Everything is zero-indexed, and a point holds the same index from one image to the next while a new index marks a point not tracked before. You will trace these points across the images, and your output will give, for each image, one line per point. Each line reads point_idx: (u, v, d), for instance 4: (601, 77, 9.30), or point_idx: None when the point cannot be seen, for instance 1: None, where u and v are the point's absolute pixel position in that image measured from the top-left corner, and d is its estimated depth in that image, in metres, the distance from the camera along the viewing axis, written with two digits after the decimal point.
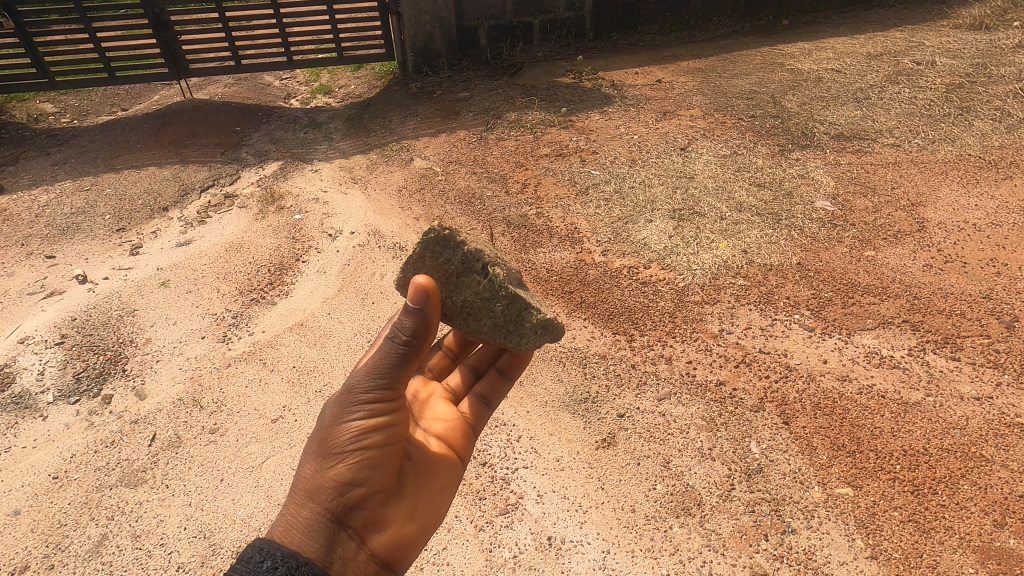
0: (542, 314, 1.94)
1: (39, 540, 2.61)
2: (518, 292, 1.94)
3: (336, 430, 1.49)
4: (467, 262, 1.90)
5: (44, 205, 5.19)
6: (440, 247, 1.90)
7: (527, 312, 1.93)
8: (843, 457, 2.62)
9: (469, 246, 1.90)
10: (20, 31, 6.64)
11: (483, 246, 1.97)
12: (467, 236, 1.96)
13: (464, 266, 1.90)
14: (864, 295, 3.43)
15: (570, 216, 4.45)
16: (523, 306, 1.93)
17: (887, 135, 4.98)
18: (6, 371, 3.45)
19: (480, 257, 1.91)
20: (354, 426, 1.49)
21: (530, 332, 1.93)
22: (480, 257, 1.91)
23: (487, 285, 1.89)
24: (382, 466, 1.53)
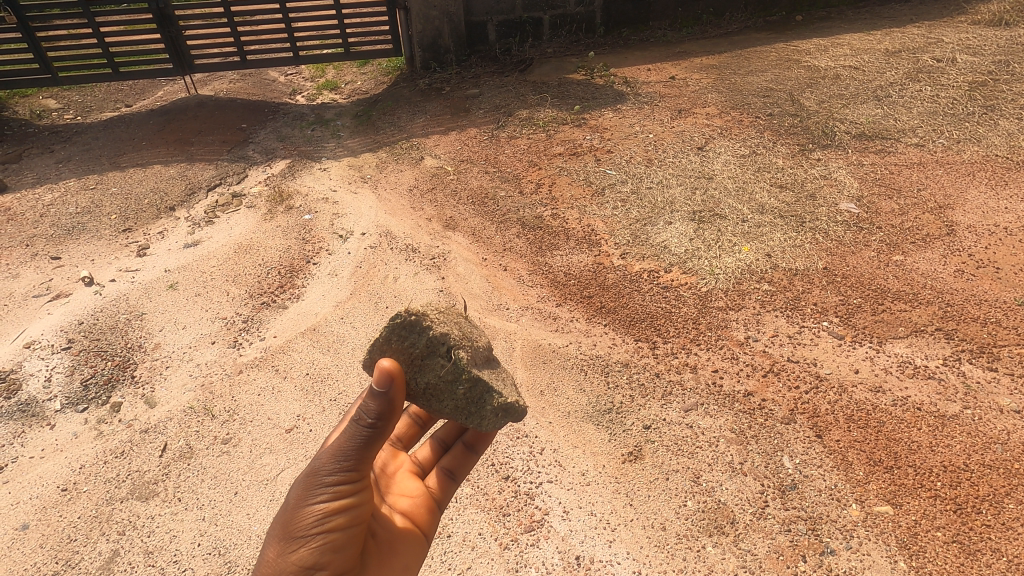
0: (506, 400, 1.84)
1: (48, 556, 2.52)
2: (483, 374, 1.85)
3: (299, 512, 1.44)
4: (432, 345, 1.82)
5: (49, 204, 5.09)
6: (406, 331, 1.84)
7: (489, 396, 1.84)
8: (881, 473, 2.52)
9: (435, 329, 1.83)
10: (22, 26, 6.52)
11: (452, 326, 1.88)
12: (436, 318, 1.89)
13: (429, 350, 1.83)
14: (895, 302, 3.33)
15: (587, 216, 4.32)
16: (487, 389, 1.83)
17: (910, 135, 4.86)
18: (12, 378, 3.37)
19: (445, 340, 1.82)
20: (317, 508, 1.43)
21: (490, 415, 1.84)
22: (446, 339, 1.82)
23: (451, 368, 1.80)
24: (345, 552, 1.45)
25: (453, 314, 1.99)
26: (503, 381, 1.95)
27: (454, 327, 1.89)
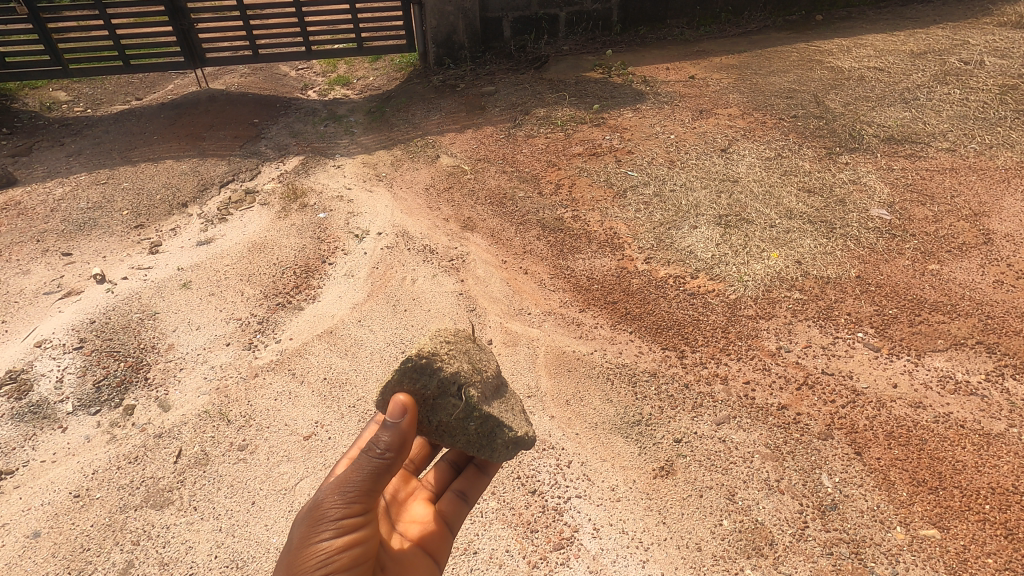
0: (517, 433, 1.81)
1: (61, 565, 2.44)
2: (493, 409, 1.82)
3: (304, 551, 1.38)
4: (444, 386, 1.73)
5: (59, 199, 5.02)
6: (418, 373, 1.73)
7: (500, 430, 1.81)
8: (925, 494, 2.43)
9: (447, 370, 1.74)
10: (34, 18, 6.44)
11: (463, 362, 1.80)
12: (447, 355, 1.79)
13: (441, 390, 1.74)
14: (932, 313, 3.24)
15: (608, 219, 4.21)
16: (498, 423, 1.80)
17: (941, 139, 4.74)
18: (23, 377, 3.29)
19: (456, 380, 1.75)
20: (323, 546, 1.38)
21: (502, 448, 1.82)
22: (457, 378, 1.75)
23: (464, 408, 1.75)
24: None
25: (460, 343, 1.90)
26: (514, 410, 1.92)
27: (465, 362, 1.81)
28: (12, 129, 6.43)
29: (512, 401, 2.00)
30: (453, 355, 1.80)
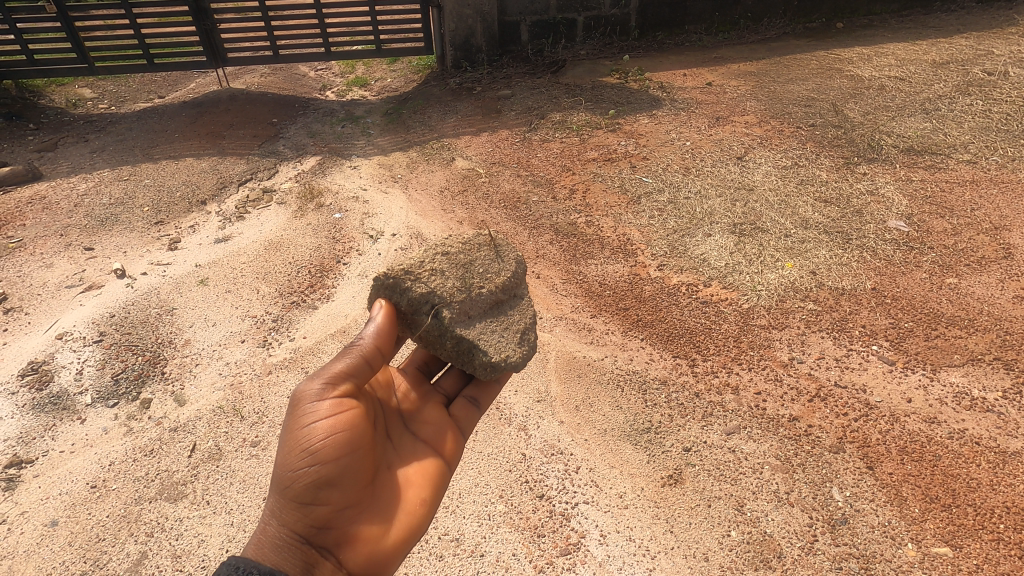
0: (492, 356, 2.08)
1: (77, 554, 2.50)
2: (468, 333, 2.10)
3: (293, 448, 1.59)
4: (414, 304, 2.06)
5: (83, 194, 5.12)
6: (391, 291, 2.07)
7: (475, 351, 2.09)
8: (938, 511, 2.40)
9: (416, 291, 2.06)
10: (62, 15, 6.55)
11: (436, 285, 2.09)
12: (418, 277, 2.11)
13: (413, 308, 2.06)
14: (949, 328, 3.20)
15: (622, 225, 4.21)
16: (473, 346, 2.08)
17: (962, 151, 4.68)
18: (44, 369, 3.37)
19: (427, 300, 2.06)
20: (308, 438, 1.58)
21: (480, 369, 2.10)
22: (428, 300, 2.07)
23: (436, 325, 2.06)
24: (345, 482, 1.63)
25: (443, 266, 2.19)
26: (505, 331, 2.18)
27: (440, 284, 2.11)
28: (38, 124, 6.58)
29: (512, 320, 2.24)
30: (427, 278, 2.12)
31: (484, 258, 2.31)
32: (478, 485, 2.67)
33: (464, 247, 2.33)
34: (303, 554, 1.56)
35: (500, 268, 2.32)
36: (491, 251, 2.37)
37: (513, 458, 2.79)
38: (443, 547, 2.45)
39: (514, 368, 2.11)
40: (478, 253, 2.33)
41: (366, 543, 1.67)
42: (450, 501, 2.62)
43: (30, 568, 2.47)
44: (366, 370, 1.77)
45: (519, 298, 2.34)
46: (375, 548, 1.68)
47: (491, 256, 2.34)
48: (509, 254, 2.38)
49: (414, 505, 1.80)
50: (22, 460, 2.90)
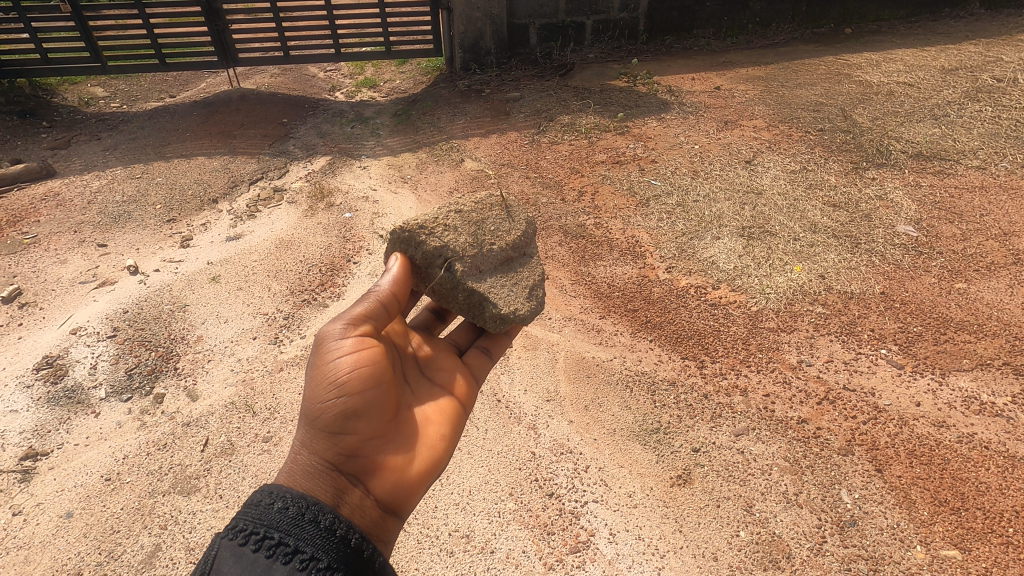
0: (501, 309, 2.17)
1: (92, 546, 2.53)
2: (479, 287, 2.20)
3: (319, 382, 1.60)
4: (427, 258, 2.17)
5: (96, 191, 5.18)
6: (406, 243, 2.19)
7: (485, 304, 2.19)
8: (947, 514, 2.41)
9: (429, 245, 2.16)
10: (76, 15, 6.61)
11: (449, 239, 2.20)
12: (430, 232, 2.21)
13: (426, 261, 2.18)
14: (958, 332, 3.21)
15: (630, 227, 4.23)
16: (484, 299, 2.18)
17: (971, 157, 4.69)
18: (58, 363, 3.41)
19: (440, 255, 2.17)
20: (335, 372, 1.60)
21: (491, 322, 2.19)
22: (440, 253, 2.17)
23: (447, 278, 2.17)
24: (372, 412, 1.64)
25: (455, 222, 2.30)
26: (515, 287, 2.29)
27: (452, 239, 2.21)
28: (51, 122, 6.65)
29: (521, 277, 2.34)
30: (440, 233, 2.22)
31: (496, 217, 2.42)
32: (488, 483, 2.70)
33: (477, 206, 2.43)
34: (335, 481, 1.53)
35: (512, 226, 2.43)
36: (503, 210, 2.48)
37: (522, 456, 2.81)
38: (453, 543, 2.48)
39: (522, 321, 2.21)
40: (490, 212, 2.43)
41: (392, 474, 1.65)
42: (461, 497, 2.65)
43: (46, 558, 2.51)
44: (383, 314, 1.81)
45: (530, 257, 2.45)
46: (401, 479, 1.66)
47: (504, 215, 2.45)
48: (522, 213, 2.49)
49: (436, 440, 1.80)
50: (37, 452, 2.94)
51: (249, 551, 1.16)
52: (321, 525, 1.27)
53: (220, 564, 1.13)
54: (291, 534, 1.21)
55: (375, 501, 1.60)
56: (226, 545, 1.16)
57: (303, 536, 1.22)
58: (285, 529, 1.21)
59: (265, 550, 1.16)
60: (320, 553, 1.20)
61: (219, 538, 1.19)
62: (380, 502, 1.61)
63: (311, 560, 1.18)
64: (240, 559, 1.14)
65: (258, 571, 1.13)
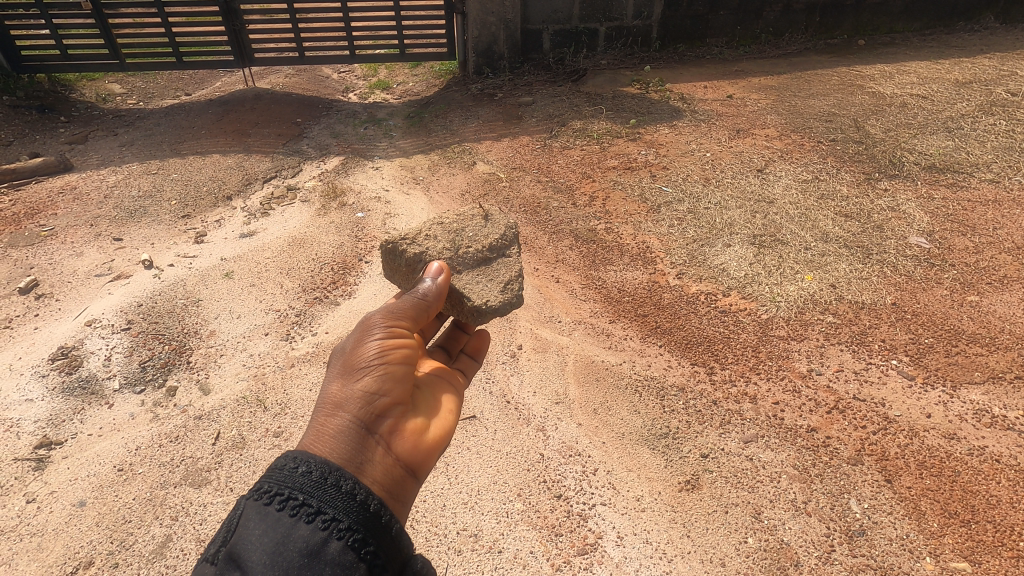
0: (474, 301, 2.19)
1: (104, 535, 2.57)
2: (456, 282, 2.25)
3: (357, 348, 1.59)
4: (409, 264, 2.39)
5: (112, 186, 5.24)
6: (393, 255, 2.48)
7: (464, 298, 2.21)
8: (957, 526, 2.40)
9: (409, 252, 2.40)
10: (96, 13, 6.69)
11: (427, 245, 2.41)
12: (411, 242, 2.46)
13: (409, 266, 2.40)
14: (970, 345, 3.20)
15: (641, 233, 4.24)
16: (460, 293, 2.22)
17: (984, 170, 4.68)
18: (73, 354, 3.45)
19: (420, 258, 2.37)
20: (375, 344, 1.61)
21: (469, 313, 2.21)
22: (419, 257, 2.37)
23: None
24: (404, 377, 1.61)
25: (435, 233, 2.49)
26: (490, 282, 2.32)
27: (431, 244, 2.41)
28: (69, 117, 6.73)
29: (498, 273, 2.37)
30: (421, 241, 2.46)
31: (474, 226, 2.56)
32: (496, 483, 2.71)
33: (458, 219, 2.62)
34: (366, 438, 1.42)
35: (488, 232, 2.53)
36: (482, 219, 2.61)
37: (531, 458, 2.82)
38: (461, 542, 2.50)
39: (495, 312, 2.20)
40: (471, 222, 2.59)
41: (419, 435, 1.56)
42: (469, 497, 2.66)
43: (59, 545, 2.54)
44: (423, 311, 1.87)
45: (509, 257, 2.48)
46: (427, 441, 1.58)
47: (481, 223, 2.57)
48: (499, 220, 2.59)
49: (449, 411, 1.77)
50: (51, 441, 2.98)
51: (274, 511, 1.12)
52: (344, 489, 1.19)
53: (246, 524, 1.11)
54: (314, 494, 1.15)
55: (405, 460, 1.47)
56: (252, 505, 1.14)
57: (327, 498, 1.15)
58: (309, 490, 1.15)
59: (288, 511, 1.11)
60: (343, 514, 1.14)
61: (248, 497, 1.16)
62: (409, 460, 1.49)
63: (333, 522, 1.12)
64: (265, 518, 1.11)
65: (281, 531, 1.09)
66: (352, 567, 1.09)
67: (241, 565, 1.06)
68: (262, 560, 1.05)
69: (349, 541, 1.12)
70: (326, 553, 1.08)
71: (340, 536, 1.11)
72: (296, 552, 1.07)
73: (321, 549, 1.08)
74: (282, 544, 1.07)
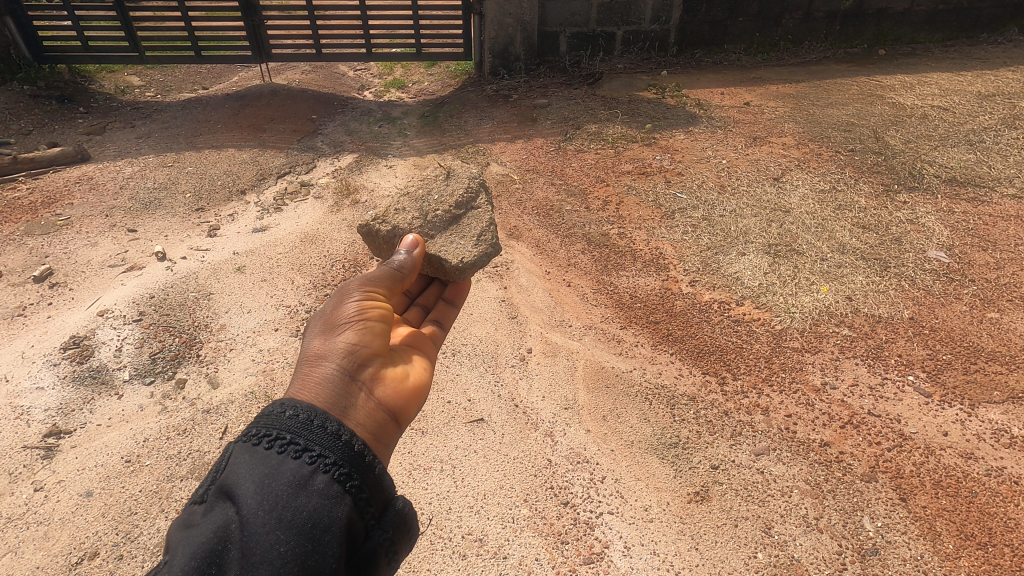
0: (452, 260, 2.27)
1: (109, 526, 2.57)
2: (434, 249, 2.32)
3: (335, 308, 1.59)
4: (387, 241, 2.44)
5: (128, 177, 5.27)
6: (371, 235, 2.49)
7: (445, 261, 2.28)
8: (973, 549, 2.35)
9: (383, 229, 2.44)
10: (117, 6, 6.75)
11: (399, 220, 2.46)
12: (384, 218, 2.50)
13: (389, 241, 2.44)
14: (989, 363, 3.14)
15: (655, 239, 4.19)
16: (438, 256, 2.30)
17: (1007, 184, 4.59)
18: (85, 344, 3.46)
19: (396, 234, 2.42)
20: (354, 304, 1.62)
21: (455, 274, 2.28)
22: (397, 232, 2.41)
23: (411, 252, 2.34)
24: (382, 331, 1.62)
25: (404, 204, 2.56)
26: (463, 239, 2.41)
27: (401, 217, 2.47)
28: (88, 108, 6.79)
29: (468, 229, 2.48)
30: (393, 216, 2.50)
31: (438, 187, 2.67)
32: (503, 488, 2.68)
33: (422, 185, 2.71)
34: (351, 383, 1.39)
35: (452, 190, 2.66)
36: (443, 179, 2.74)
37: (538, 464, 2.80)
38: (466, 546, 2.48)
39: (474, 266, 2.31)
40: (434, 185, 2.70)
41: (400, 383, 1.54)
42: (475, 501, 2.64)
43: (65, 535, 2.54)
44: (399, 279, 1.89)
45: (477, 211, 2.60)
46: (408, 388, 1.56)
47: (444, 183, 2.70)
48: (460, 175, 2.73)
49: (424, 366, 1.77)
50: (61, 430, 2.99)
51: (262, 450, 1.10)
52: (330, 430, 1.16)
53: (235, 463, 1.09)
54: (301, 433, 1.13)
55: (388, 405, 1.45)
56: (240, 448, 1.11)
57: (313, 437, 1.13)
58: (296, 429, 1.13)
59: (277, 448, 1.10)
60: (329, 450, 1.13)
61: (236, 440, 1.15)
62: (392, 405, 1.46)
63: (320, 457, 1.11)
64: (253, 459, 1.09)
65: (269, 466, 1.07)
66: (337, 499, 1.08)
67: (230, 497, 1.05)
68: (251, 491, 1.04)
69: (335, 475, 1.10)
70: (313, 485, 1.06)
71: (327, 470, 1.10)
72: (284, 483, 1.05)
73: (309, 482, 1.07)
74: (269, 477, 1.05)
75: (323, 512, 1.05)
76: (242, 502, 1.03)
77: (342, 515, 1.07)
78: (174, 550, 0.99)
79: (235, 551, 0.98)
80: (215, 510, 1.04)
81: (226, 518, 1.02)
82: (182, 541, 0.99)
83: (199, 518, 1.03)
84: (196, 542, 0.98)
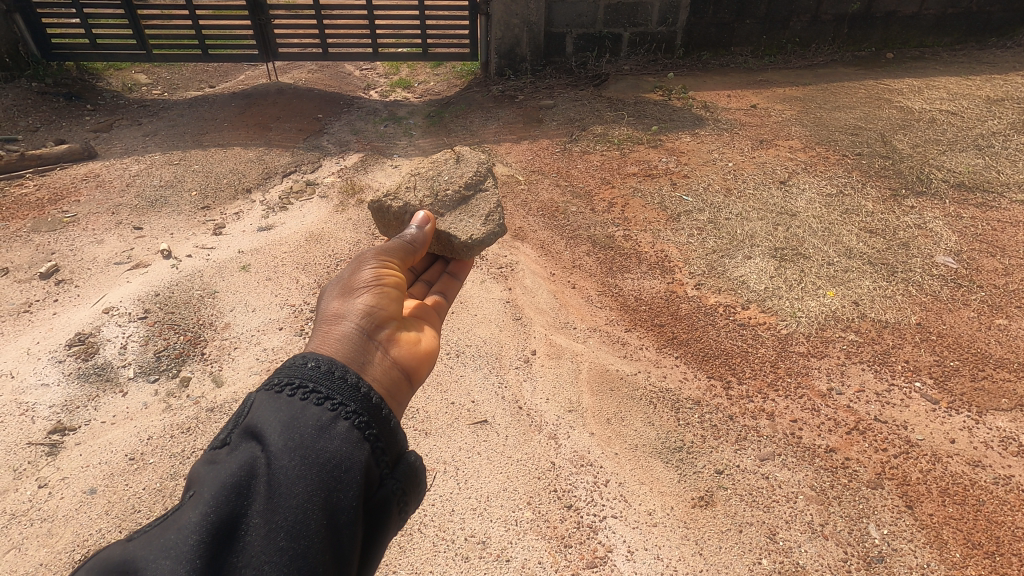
0: (462, 237, 2.28)
1: (112, 524, 2.57)
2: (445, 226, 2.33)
3: (353, 273, 1.60)
4: (397, 217, 2.44)
5: (135, 175, 5.29)
6: (381, 210, 2.50)
7: (454, 237, 2.29)
8: (980, 558, 2.33)
9: (394, 207, 2.44)
10: (126, 4, 6.77)
11: (409, 199, 2.45)
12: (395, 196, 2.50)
13: (399, 218, 2.45)
14: (997, 370, 3.11)
15: (660, 241, 4.18)
16: (447, 233, 2.30)
17: (1015, 190, 4.56)
18: (90, 341, 3.47)
19: (406, 211, 2.43)
20: (370, 270, 1.63)
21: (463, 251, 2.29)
22: (407, 210, 2.42)
23: None
24: (397, 297, 1.62)
25: (415, 183, 2.56)
26: (472, 217, 2.42)
27: (412, 197, 2.47)
28: (95, 105, 6.80)
29: (478, 209, 2.49)
30: (403, 196, 2.50)
31: (448, 169, 2.66)
32: (506, 490, 2.68)
33: (432, 167, 2.70)
34: (368, 341, 1.40)
35: (462, 171, 2.65)
36: (453, 161, 2.73)
37: (542, 467, 2.78)
38: (468, 549, 2.47)
39: (483, 243, 2.32)
40: (444, 166, 2.70)
41: (415, 345, 1.54)
42: (478, 503, 2.64)
43: (68, 532, 2.55)
44: (411, 251, 1.91)
45: (487, 192, 2.60)
46: (422, 352, 1.56)
47: (454, 166, 2.69)
48: (470, 159, 2.73)
49: (435, 335, 1.77)
50: (65, 427, 3.00)
51: (284, 397, 1.11)
52: (350, 381, 1.18)
53: (257, 409, 1.10)
54: (323, 383, 1.15)
55: (403, 364, 1.45)
56: (262, 395, 1.13)
57: (334, 386, 1.15)
58: (318, 378, 1.15)
59: (299, 395, 1.11)
60: (350, 400, 1.14)
61: (258, 389, 1.16)
62: (406, 365, 1.46)
63: (341, 405, 1.12)
64: (277, 403, 1.10)
65: (292, 411, 1.08)
66: (358, 444, 1.09)
67: (253, 437, 1.06)
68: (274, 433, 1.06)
69: (356, 422, 1.11)
70: (335, 429, 1.08)
71: (348, 417, 1.11)
72: (307, 426, 1.06)
73: (331, 426, 1.08)
74: (293, 420, 1.07)
75: (345, 454, 1.06)
76: (266, 442, 1.04)
77: (362, 459, 1.08)
78: (200, 482, 1.00)
79: (262, 484, 0.98)
80: (239, 449, 1.04)
81: (250, 456, 1.03)
82: (208, 474, 0.99)
83: (222, 457, 1.04)
84: (225, 473, 0.98)
